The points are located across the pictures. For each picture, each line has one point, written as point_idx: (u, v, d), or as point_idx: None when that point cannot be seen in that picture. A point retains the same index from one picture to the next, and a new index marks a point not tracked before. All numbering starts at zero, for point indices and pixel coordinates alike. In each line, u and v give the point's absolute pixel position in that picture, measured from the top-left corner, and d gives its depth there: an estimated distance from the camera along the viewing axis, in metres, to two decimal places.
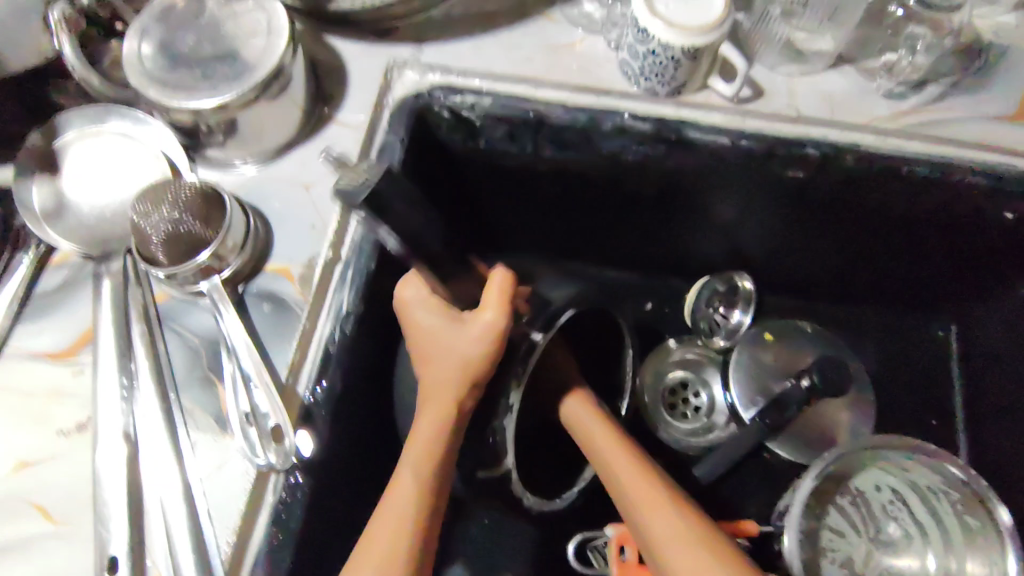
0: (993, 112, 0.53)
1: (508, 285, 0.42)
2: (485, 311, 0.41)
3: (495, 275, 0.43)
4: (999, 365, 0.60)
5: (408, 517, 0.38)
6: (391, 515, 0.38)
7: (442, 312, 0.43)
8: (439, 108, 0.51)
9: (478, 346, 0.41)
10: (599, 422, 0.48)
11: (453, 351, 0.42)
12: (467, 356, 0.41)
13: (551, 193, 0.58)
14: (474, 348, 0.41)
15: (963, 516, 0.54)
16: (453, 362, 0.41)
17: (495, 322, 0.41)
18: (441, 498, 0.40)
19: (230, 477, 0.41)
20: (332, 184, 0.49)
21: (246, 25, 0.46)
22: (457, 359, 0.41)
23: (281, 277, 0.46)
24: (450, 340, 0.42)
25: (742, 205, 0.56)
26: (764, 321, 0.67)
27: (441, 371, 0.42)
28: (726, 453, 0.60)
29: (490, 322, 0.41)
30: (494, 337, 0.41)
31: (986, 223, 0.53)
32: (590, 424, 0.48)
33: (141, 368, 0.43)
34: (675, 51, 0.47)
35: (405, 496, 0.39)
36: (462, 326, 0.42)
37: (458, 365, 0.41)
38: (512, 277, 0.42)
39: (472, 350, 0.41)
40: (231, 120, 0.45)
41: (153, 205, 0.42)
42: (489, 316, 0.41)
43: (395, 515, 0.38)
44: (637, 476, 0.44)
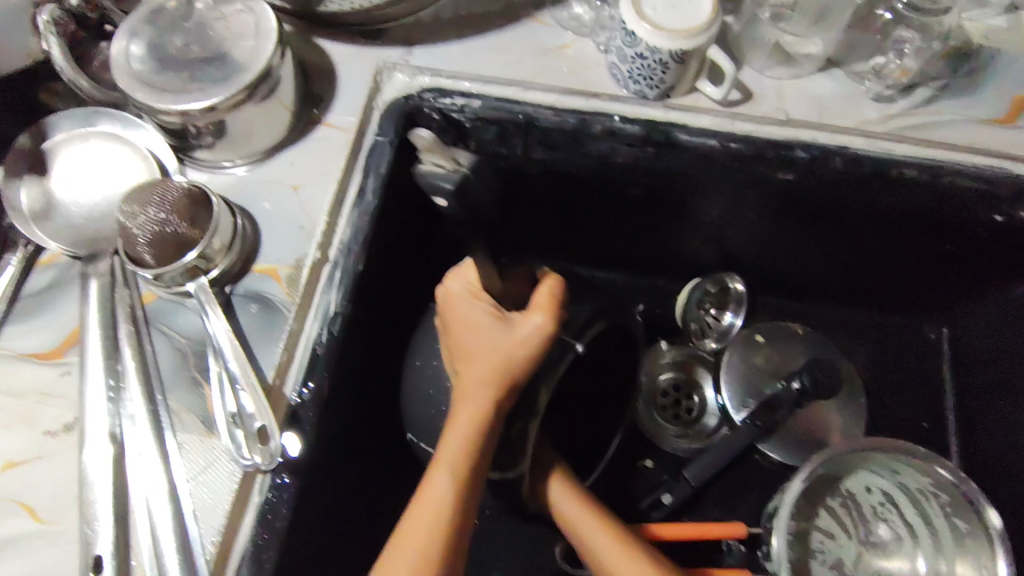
0: (982, 116, 0.53)
1: (557, 292, 0.43)
2: (535, 314, 0.42)
3: (547, 282, 0.44)
4: (990, 367, 0.60)
5: (445, 510, 0.38)
6: (429, 511, 0.38)
7: (486, 309, 0.43)
8: (429, 110, 0.51)
9: (526, 347, 0.42)
10: (579, 505, 0.50)
11: (499, 350, 0.42)
12: (514, 355, 0.42)
13: (541, 195, 0.58)
14: (521, 350, 0.42)
15: (952, 519, 0.54)
16: (496, 361, 0.41)
17: (547, 324, 0.42)
18: (474, 496, 0.40)
19: (216, 477, 0.41)
20: (321, 186, 0.49)
21: (234, 27, 0.46)
22: (501, 357, 0.41)
23: (268, 278, 0.46)
24: (495, 339, 0.42)
25: (732, 206, 0.56)
26: (754, 323, 0.67)
27: (480, 368, 0.41)
28: (719, 452, 0.60)
29: (542, 323, 0.42)
30: (542, 341, 0.42)
31: (976, 225, 0.53)
32: (573, 512, 0.50)
33: (128, 369, 0.43)
34: (663, 54, 0.47)
35: (439, 497, 0.38)
36: (510, 327, 0.42)
37: (499, 364, 0.41)
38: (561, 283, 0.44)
39: (519, 352, 0.42)
40: (220, 122, 0.45)
41: (138, 206, 0.42)
42: (539, 319, 0.42)
43: (429, 516, 0.38)
44: (625, 556, 0.47)
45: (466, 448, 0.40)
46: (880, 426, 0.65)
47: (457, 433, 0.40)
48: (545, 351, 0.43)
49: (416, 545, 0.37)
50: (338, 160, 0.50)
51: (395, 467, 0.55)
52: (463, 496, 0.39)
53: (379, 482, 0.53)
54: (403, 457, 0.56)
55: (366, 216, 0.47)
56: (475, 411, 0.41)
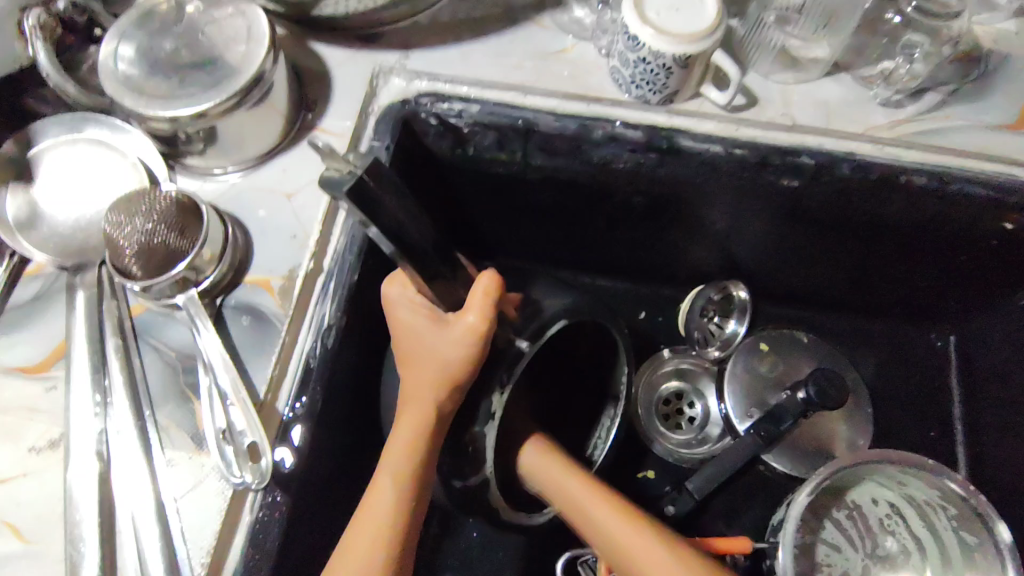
0: (992, 121, 0.52)
1: (494, 287, 0.39)
2: (468, 313, 0.39)
3: (482, 276, 0.40)
4: (1000, 377, 0.59)
5: (386, 519, 0.38)
6: (372, 520, 0.38)
7: (425, 310, 0.41)
8: (426, 115, 0.50)
9: (458, 349, 0.39)
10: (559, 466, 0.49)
11: (435, 354, 0.40)
12: (448, 360, 0.40)
13: (541, 203, 0.57)
14: (456, 355, 0.40)
15: (959, 533, 0.53)
16: (433, 366, 0.40)
17: (478, 325, 0.39)
18: (421, 504, 0.40)
19: (204, 495, 0.40)
20: (313, 193, 0.47)
21: (225, 31, 0.45)
22: (440, 364, 0.40)
23: (259, 289, 0.44)
24: (434, 343, 0.40)
25: (735, 213, 0.54)
26: (758, 330, 0.66)
27: (428, 372, 0.41)
28: (717, 472, 0.58)
29: (474, 324, 0.39)
30: (475, 343, 0.39)
31: (985, 233, 0.51)
32: (551, 473, 0.49)
33: (115, 384, 0.41)
34: (666, 59, 0.46)
35: (382, 508, 0.39)
36: (445, 329, 0.40)
37: (442, 371, 0.40)
38: (500, 278, 0.40)
39: (456, 355, 0.40)
40: (211, 129, 0.44)
41: (126, 216, 0.41)
42: (472, 320, 0.39)
43: (372, 526, 0.38)
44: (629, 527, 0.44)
45: (411, 459, 0.40)
46: (886, 436, 0.64)
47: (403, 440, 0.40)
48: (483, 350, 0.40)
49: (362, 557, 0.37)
50: None
51: None
52: (406, 504, 0.39)
53: None
54: None
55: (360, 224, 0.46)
56: (421, 416, 0.41)
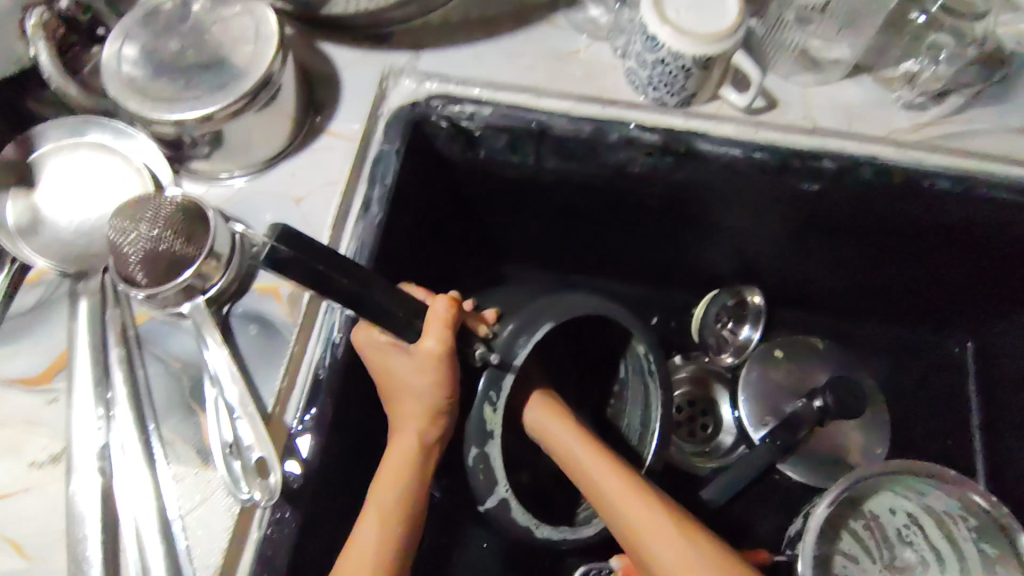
0: (1017, 124, 0.51)
1: (451, 312, 0.41)
2: (428, 340, 0.40)
3: (436, 301, 0.41)
4: (1021, 386, 0.57)
5: (372, 553, 0.38)
6: (362, 554, 0.38)
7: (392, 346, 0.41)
8: (437, 118, 0.48)
9: (429, 376, 0.41)
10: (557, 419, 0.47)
11: (411, 384, 0.42)
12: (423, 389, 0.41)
13: (554, 208, 0.56)
14: (429, 384, 0.41)
15: (981, 546, 0.52)
16: (413, 396, 0.42)
17: (439, 348, 0.40)
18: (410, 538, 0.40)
19: (211, 512, 0.38)
20: (323, 199, 0.46)
21: (232, 31, 0.43)
22: (416, 394, 0.42)
23: (268, 297, 0.43)
24: (404, 375, 0.42)
25: (752, 218, 0.53)
26: (773, 336, 0.64)
27: (407, 406, 0.43)
28: (737, 475, 0.56)
29: (434, 348, 0.40)
30: (443, 369, 0.41)
31: (1009, 238, 0.50)
32: (552, 428, 0.46)
33: (118, 396, 0.40)
34: (685, 60, 0.44)
35: (366, 541, 0.38)
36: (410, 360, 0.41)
37: (423, 401, 0.42)
38: (453, 302, 0.41)
39: (427, 382, 0.41)
40: (218, 132, 0.43)
41: (130, 222, 0.39)
42: (434, 346, 0.40)
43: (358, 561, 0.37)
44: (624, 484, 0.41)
45: (400, 495, 0.40)
46: (904, 445, 0.62)
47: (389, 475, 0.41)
48: (451, 372, 0.41)
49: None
50: (343, 171, 0.47)
51: None
52: (391, 535, 0.39)
53: None
54: None
55: (372, 233, 0.45)
56: (407, 450, 0.42)
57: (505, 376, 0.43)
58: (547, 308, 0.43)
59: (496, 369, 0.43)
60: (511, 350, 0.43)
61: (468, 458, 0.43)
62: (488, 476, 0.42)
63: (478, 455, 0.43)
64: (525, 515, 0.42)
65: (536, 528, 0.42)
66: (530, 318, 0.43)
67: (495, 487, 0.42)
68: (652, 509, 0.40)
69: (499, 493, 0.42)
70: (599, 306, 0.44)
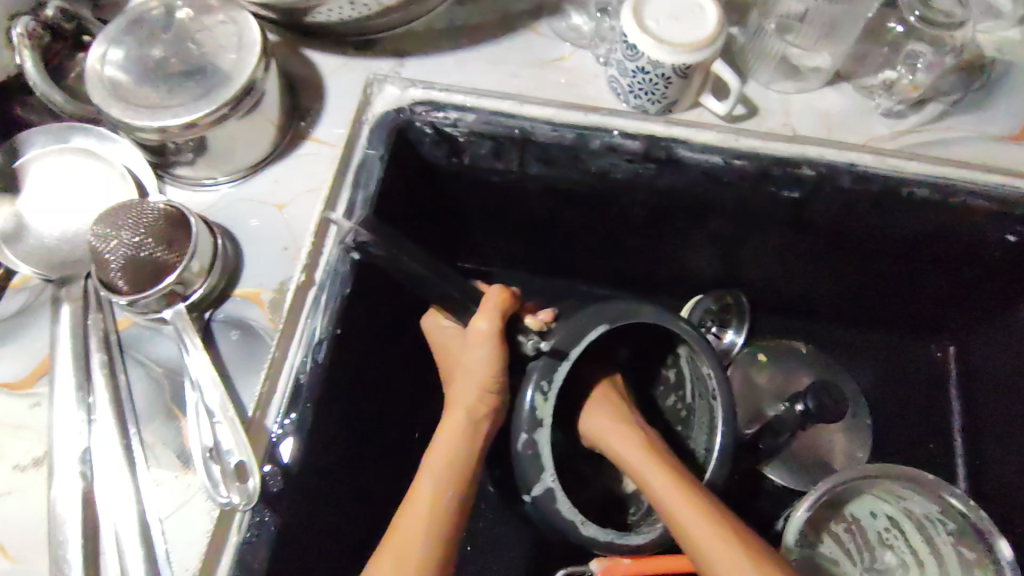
0: (996, 132, 0.51)
1: (501, 298, 0.46)
2: (479, 320, 0.45)
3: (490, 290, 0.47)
4: (1001, 390, 0.58)
5: (426, 517, 0.40)
6: (416, 516, 0.40)
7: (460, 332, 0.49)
8: (421, 124, 0.49)
9: (481, 354, 0.45)
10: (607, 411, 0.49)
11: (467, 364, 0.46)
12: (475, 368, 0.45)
13: (538, 213, 0.56)
14: (479, 360, 0.45)
15: (960, 547, 0.52)
16: (467, 375, 0.45)
17: (489, 328, 0.45)
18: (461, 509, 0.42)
19: (191, 516, 0.39)
20: (306, 205, 0.47)
21: (216, 39, 0.44)
22: (469, 375, 0.45)
23: (249, 303, 0.44)
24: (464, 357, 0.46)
25: (734, 224, 0.54)
26: (757, 341, 0.65)
27: (463, 388, 0.45)
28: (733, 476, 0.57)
29: (485, 328, 0.45)
30: (492, 348, 0.45)
31: (989, 245, 0.51)
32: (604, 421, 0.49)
33: (100, 401, 0.41)
34: (665, 68, 0.45)
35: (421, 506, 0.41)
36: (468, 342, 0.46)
37: (477, 381, 0.45)
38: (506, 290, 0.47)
39: (479, 359, 0.45)
40: (201, 138, 0.43)
41: (111, 229, 0.40)
42: (484, 325, 0.45)
43: (413, 525, 0.40)
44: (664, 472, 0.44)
45: (451, 467, 0.42)
46: (886, 448, 0.63)
47: (445, 445, 0.44)
48: (500, 351, 0.45)
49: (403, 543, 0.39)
50: (325, 178, 0.47)
51: (386, 496, 0.53)
52: (443, 504, 0.41)
53: (366, 512, 0.51)
54: (394, 485, 0.54)
55: None
56: (457, 429, 0.44)
57: (559, 366, 0.45)
58: (601, 312, 0.47)
59: (551, 358, 0.46)
60: (566, 342, 0.46)
61: (518, 443, 0.45)
62: (535, 463, 0.44)
63: (529, 441, 0.45)
64: (572, 509, 0.44)
65: (581, 523, 0.44)
66: (588, 317, 0.47)
67: (542, 475, 0.44)
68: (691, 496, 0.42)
69: (545, 481, 0.44)
70: (640, 308, 0.47)
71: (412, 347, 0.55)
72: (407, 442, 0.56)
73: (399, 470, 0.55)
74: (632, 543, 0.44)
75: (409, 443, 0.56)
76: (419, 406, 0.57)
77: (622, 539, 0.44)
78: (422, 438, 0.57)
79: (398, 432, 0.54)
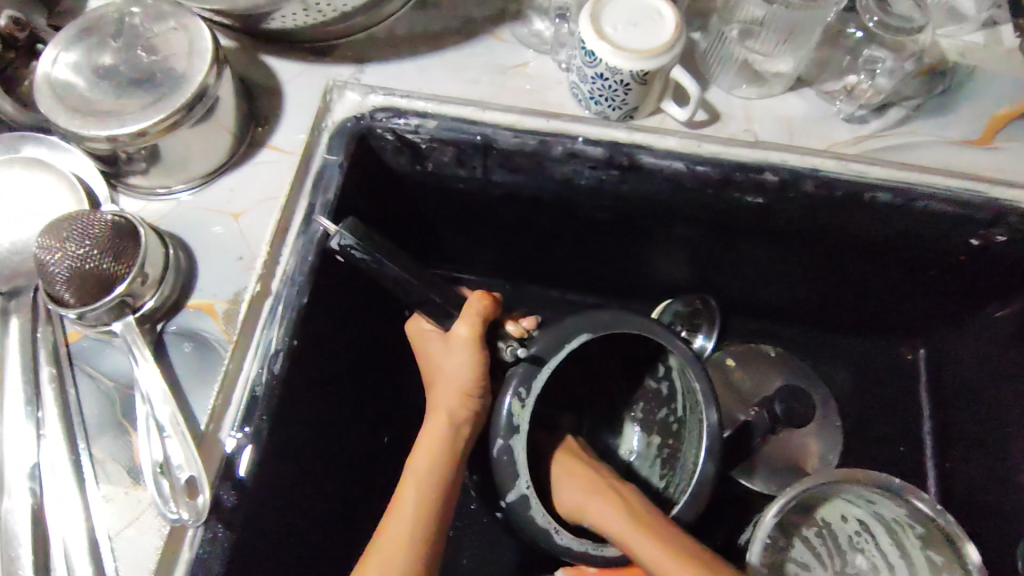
0: (958, 136, 0.51)
1: (483, 305, 0.44)
2: (458, 326, 0.44)
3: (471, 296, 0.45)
4: (970, 393, 0.58)
5: (407, 531, 0.40)
6: (401, 520, 0.41)
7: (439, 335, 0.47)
8: (382, 131, 0.48)
9: (464, 362, 0.44)
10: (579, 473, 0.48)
11: (449, 371, 0.45)
12: (457, 376, 0.44)
13: (505, 219, 0.56)
14: (461, 366, 0.44)
15: (929, 552, 0.51)
16: (450, 383, 0.45)
17: (469, 335, 0.43)
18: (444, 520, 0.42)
19: (141, 533, 0.38)
20: (262, 214, 0.46)
21: (167, 46, 0.43)
22: (451, 380, 0.45)
23: (203, 314, 0.43)
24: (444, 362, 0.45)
25: (700, 229, 0.53)
26: (727, 346, 0.65)
27: (444, 392, 0.45)
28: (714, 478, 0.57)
29: (466, 335, 0.44)
30: (473, 354, 0.44)
31: (953, 249, 0.51)
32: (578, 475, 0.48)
33: (49, 416, 0.40)
34: (623, 75, 0.45)
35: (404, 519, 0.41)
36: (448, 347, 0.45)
37: (458, 386, 0.45)
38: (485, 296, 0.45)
39: (460, 367, 0.44)
40: (153, 147, 0.42)
41: (57, 241, 0.39)
42: (464, 331, 0.44)
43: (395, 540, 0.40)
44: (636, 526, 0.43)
45: (432, 479, 0.42)
46: (858, 452, 0.62)
47: (425, 455, 0.43)
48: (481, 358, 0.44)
49: (388, 553, 0.39)
50: (283, 185, 0.47)
51: (353, 507, 0.52)
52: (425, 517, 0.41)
53: (333, 524, 0.50)
54: (362, 495, 0.53)
55: (312, 246, 0.44)
56: (439, 434, 0.44)
57: (539, 373, 0.45)
58: (583, 320, 0.46)
59: (530, 365, 0.44)
60: (547, 350, 0.45)
61: (494, 449, 0.44)
62: (509, 470, 0.44)
63: (504, 447, 0.44)
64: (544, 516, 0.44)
65: (554, 531, 0.44)
66: (571, 327, 0.46)
67: (516, 482, 0.44)
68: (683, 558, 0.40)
69: (520, 488, 0.44)
70: (623, 315, 0.46)
71: (378, 356, 0.55)
72: (375, 451, 0.55)
73: (367, 480, 0.54)
74: (608, 555, 0.44)
75: (377, 452, 0.55)
76: (387, 415, 0.57)
77: (596, 548, 0.44)
78: (390, 447, 0.57)
79: (366, 441, 0.54)
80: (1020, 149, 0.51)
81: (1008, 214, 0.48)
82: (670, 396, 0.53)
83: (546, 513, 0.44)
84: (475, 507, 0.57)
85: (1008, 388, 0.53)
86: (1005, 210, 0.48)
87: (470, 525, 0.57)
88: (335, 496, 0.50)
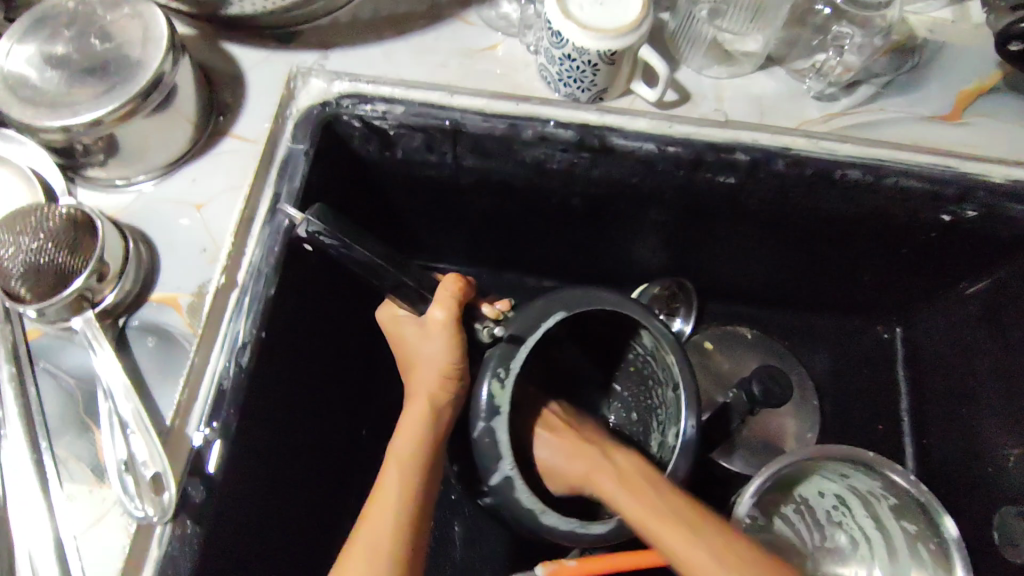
0: (928, 112, 0.51)
1: (457, 287, 0.44)
2: (434, 310, 0.43)
3: (446, 280, 0.45)
4: (945, 370, 0.58)
5: (395, 510, 0.40)
6: (383, 515, 0.39)
7: (411, 321, 0.46)
8: (348, 118, 0.47)
9: (443, 347, 0.44)
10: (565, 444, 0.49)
11: (427, 356, 0.45)
12: (437, 360, 0.44)
13: (478, 207, 0.55)
14: (439, 350, 0.44)
15: (902, 523, 0.52)
16: (427, 368, 0.45)
17: (449, 318, 0.43)
18: (428, 500, 0.42)
19: (107, 531, 0.38)
20: (226, 204, 0.45)
21: (120, 34, 0.42)
22: (431, 366, 0.44)
23: (167, 307, 0.42)
24: (421, 347, 0.45)
25: (673, 211, 0.53)
26: (704, 328, 0.65)
27: (424, 380, 0.45)
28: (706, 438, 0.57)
29: (444, 318, 0.43)
30: (451, 337, 0.44)
31: (925, 224, 0.50)
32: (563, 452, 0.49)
33: (8, 415, 0.39)
34: (591, 55, 0.44)
35: (392, 496, 0.40)
36: (424, 331, 0.45)
37: (438, 372, 0.44)
38: (462, 281, 0.45)
39: (437, 350, 0.44)
40: (111, 137, 0.41)
41: (10, 235, 0.38)
42: (441, 315, 0.43)
43: (382, 517, 0.39)
44: (628, 489, 0.43)
45: (414, 456, 0.42)
46: (838, 433, 0.62)
47: (406, 436, 0.43)
48: (460, 340, 0.44)
49: (374, 538, 0.38)
50: (247, 174, 0.46)
51: (330, 500, 0.52)
52: (413, 495, 0.41)
53: (309, 518, 0.49)
54: (339, 489, 0.53)
55: (279, 235, 0.43)
56: (421, 421, 0.44)
57: (517, 354, 0.44)
58: (558, 301, 0.46)
59: (508, 345, 0.44)
60: (524, 329, 0.45)
61: (474, 431, 0.44)
62: (493, 451, 0.43)
63: (486, 429, 0.44)
64: (531, 499, 0.43)
65: (542, 513, 0.43)
66: (545, 307, 0.45)
67: (500, 463, 0.43)
68: (671, 516, 0.41)
69: (504, 470, 0.43)
70: (596, 300, 0.46)
71: (352, 349, 0.54)
72: (352, 444, 0.55)
73: (343, 473, 0.53)
74: (596, 532, 0.43)
75: (354, 445, 0.55)
76: (363, 406, 0.56)
77: (584, 528, 0.43)
78: (368, 438, 0.56)
79: (342, 434, 0.53)
80: (990, 124, 0.51)
81: (977, 190, 0.48)
82: (644, 378, 0.52)
83: (531, 494, 0.43)
84: (455, 497, 0.57)
85: (984, 362, 0.54)
86: (975, 186, 0.48)
87: (451, 516, 0.57)
88: (308, 490, 0.49)
